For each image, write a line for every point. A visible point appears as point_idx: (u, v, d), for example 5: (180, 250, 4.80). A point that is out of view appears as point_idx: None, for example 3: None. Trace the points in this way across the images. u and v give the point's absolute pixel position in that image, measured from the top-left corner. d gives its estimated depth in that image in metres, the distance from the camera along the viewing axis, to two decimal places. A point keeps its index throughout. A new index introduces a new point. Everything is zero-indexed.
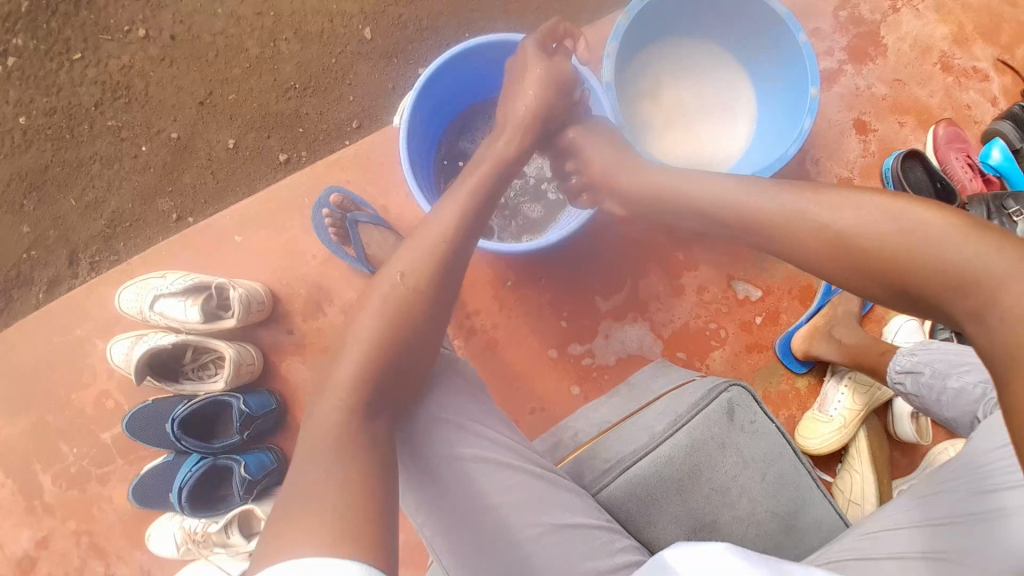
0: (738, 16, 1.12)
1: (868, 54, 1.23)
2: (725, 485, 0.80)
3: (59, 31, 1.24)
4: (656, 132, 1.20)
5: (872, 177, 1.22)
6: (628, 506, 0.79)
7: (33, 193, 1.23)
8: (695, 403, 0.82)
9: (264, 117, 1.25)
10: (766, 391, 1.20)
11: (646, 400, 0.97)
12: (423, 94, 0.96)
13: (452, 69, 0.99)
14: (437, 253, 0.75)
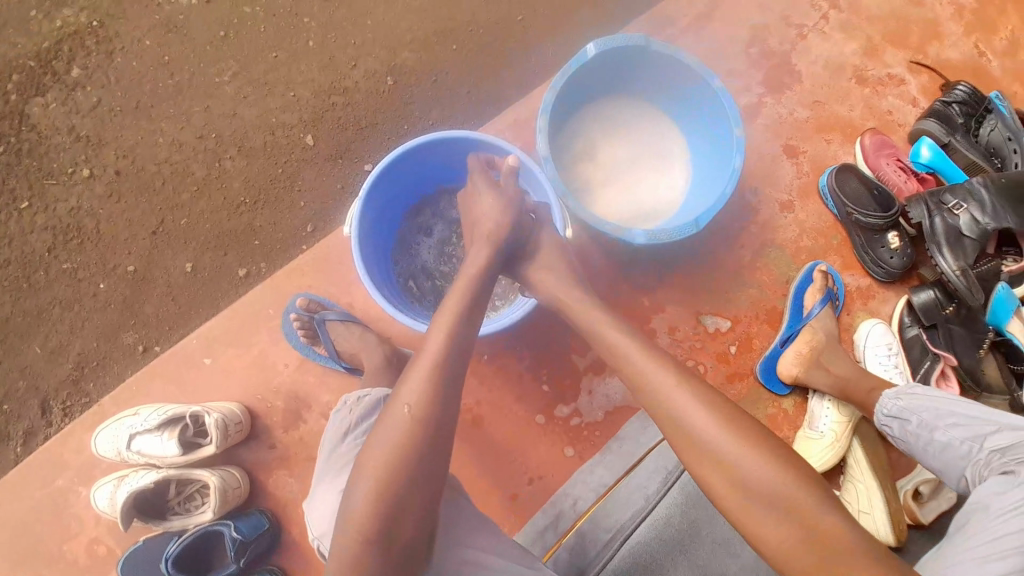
0: (657, 73, 1.18)
1: (784, 83, 1.30)
2: (725, 539, 0.83)
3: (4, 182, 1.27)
4: (597, 189, 1.25)
5: (811, 196, 1.26)
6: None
7: None
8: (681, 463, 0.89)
9: (218, 237, 1.26)
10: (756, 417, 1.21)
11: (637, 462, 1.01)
12: (371, 194, 0.99)
13: (397, 167, 1.02)
14: (432, 372, 0.73)
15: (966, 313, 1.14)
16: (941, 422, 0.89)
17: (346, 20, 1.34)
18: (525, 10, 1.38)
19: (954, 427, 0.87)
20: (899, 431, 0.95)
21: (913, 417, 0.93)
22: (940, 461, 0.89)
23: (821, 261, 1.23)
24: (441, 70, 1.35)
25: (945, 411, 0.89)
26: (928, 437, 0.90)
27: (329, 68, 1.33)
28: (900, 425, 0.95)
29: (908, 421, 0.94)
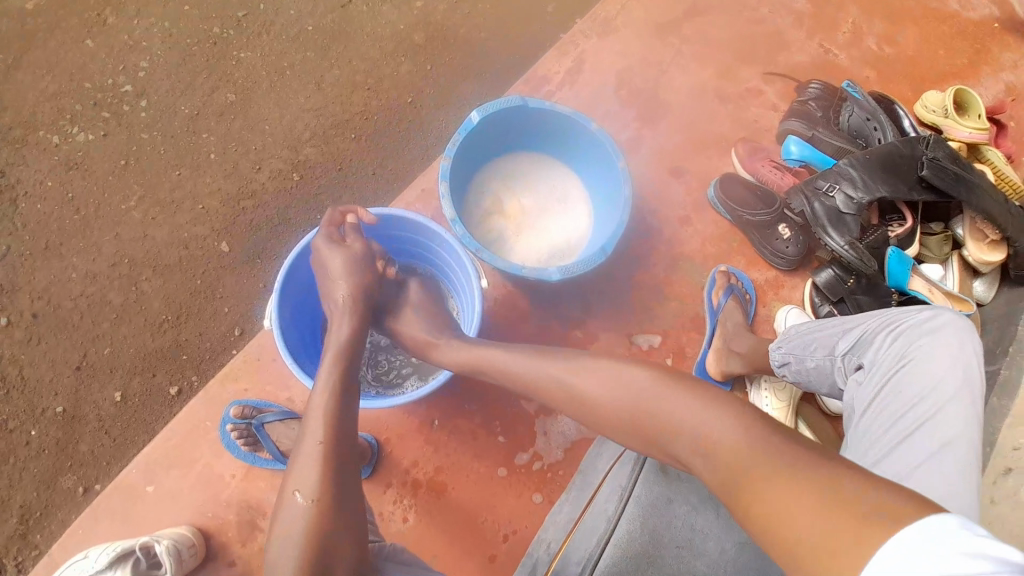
0: (538, 125, 1.26)
1: (656, 114, 1.42)
2: (687, 538, 0.82)
3: None
4: (511, 240, 1.29)
5: (704, 208, 1.36)
6: None
7: None
8: (632, 473, 0.88)
9: (145, 360, 1.24)
10: None
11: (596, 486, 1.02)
12: (287, 286, 1.01)
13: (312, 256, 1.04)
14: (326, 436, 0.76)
15: (871, 281, 1.22)
16: (809, 351, 1.06)
17: (242, 130, 1.39)
18: (412, 90, 1.46)
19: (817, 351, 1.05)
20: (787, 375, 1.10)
21: (790, 359, 1.09)
22: (823, 384, 1.06)
23: (724, 264, 1.33)
24: (342, 158, 1.40)
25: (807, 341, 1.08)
26: (805, 370, 1.07)
27: (232, 176, 1.36)
28: (786, 370, 1.10)
29: (789, 364, 1.10)
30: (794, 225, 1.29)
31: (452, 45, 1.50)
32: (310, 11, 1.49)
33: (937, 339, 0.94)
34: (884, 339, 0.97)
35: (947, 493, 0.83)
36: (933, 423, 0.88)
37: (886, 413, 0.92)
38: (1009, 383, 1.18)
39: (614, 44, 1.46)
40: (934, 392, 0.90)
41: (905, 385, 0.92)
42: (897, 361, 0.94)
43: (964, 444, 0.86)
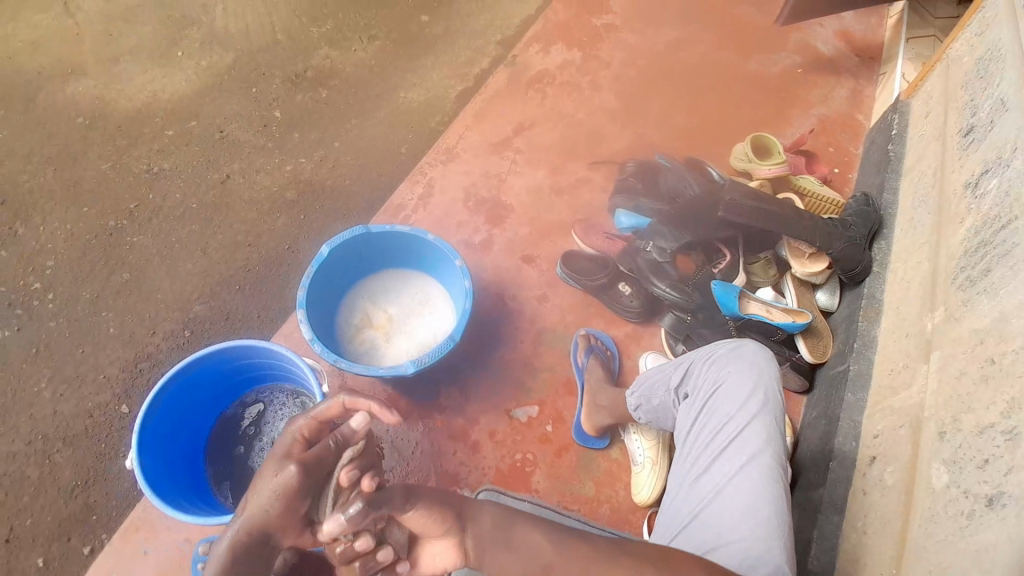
0: (387, 244, 1.42)
1: (502, 214, 1.61)
2: None
3: None
4: (383, 348, 1.41)
5: (559, 283, 1.50)
6: None
7: None
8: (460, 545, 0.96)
9: (62, 525, 1.30)
10: (595, 478, 1.28)
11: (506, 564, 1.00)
12: (156, 417, 1.11)
13: (167, 398, 1.13)
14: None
15: (708, 312, 1.31)
16: (651, 392, 1.09)
17: (136, 302, 1.54)
18: (289, 238, 1.64)
19: (657, 391, 1.08)
20: (641, 417, 1.13)
21: (639, 402, 1.12)
22: (669, 419, 1.08)
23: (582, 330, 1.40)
24: (229, 309, 1.54)
25: (650, 382, 1.10)
26: (651, 408, 1.10)
27: (130, 344, 1.49)
28: (639, 413, 1.13)
29: (640, 407, 1.12)
30: (631, 281, 1.41)
31: (322, 196, 1.72)
32: (193, 192, 1.71)
33: (746, 361, 0.97)
34: (703, 368, 1.00)
35: (746, 509, 0.84)
36: (737, 441, 0.90)
37: (700, 436, 0.94)
38: (858, 376, 1.23)
39: (458, 166, 1.67)
40: (740, 410, 0.92)
41: (717, 408, 0.94)
42: (712, 386, 0.97)
43: (764, 460, 0.88)
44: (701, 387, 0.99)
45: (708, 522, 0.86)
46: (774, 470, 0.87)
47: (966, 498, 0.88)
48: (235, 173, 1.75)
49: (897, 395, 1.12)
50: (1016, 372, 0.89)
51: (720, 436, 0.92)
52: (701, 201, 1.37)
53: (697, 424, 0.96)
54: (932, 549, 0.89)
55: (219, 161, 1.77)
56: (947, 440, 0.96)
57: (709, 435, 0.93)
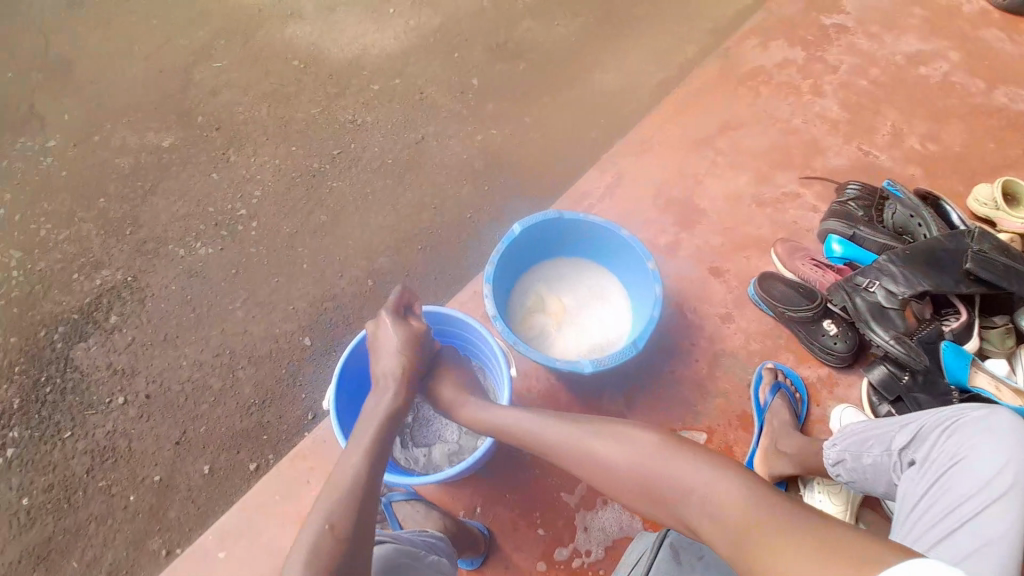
0: (578, 235, 1.40)
1: (694, 220, 1.54)
2: None
3: (50, 416, 1.44)
4: (553, 337, 1.39)
5: (746, 305, 1.42)
6: None
7: (40, 564, 1.30)
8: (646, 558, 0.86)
9: (240, 438, 1.41)
10: None
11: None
12: (354, 362, 1.15)
13: (366, 347, 1.17)
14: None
15: (928, 375, 1.16)
16: (864, 447, 1.00)
17: (327, 245, 1.62)
18: (473, 207, 1.66)
19: (873, 448, 0.99)
20: (843, 474, 1.04)
21: (845, 456, 1.04)
22: (881, 483, 0.98)
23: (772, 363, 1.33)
24: (409, 267, 1.58)
25: (863, 437, 1.02)
26: (860, 467, 1.01)
27: (317, 283, 1.57)
28: (842, 469, 1.04)
29: (845, 462, 1.04)
30: (839, 319, 1.30)
31: (510, 169, 1.72)
32: (390, 147, 1.77)
33: (999, 436, 0.86)
34: (940, 435, 0.91)
35: None
36: (978, 520, 0.79)
37: (931, 508, 0.85)
38: None
39: (653, 163, 1.61)
40: (984, 488, 0.81)
41: (954, 481, 0.85)
42: (951, 456, 0.87)
43: (1009, 546, 0.75)
44: (936, 456, 0.90)
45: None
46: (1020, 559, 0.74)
47: None
48: (430, 135, 1.79)
49: None
50: None
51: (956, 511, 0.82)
52: (941, 245, 1.20)
53: (927, 495, 0.87)
54: None
55: (417, 121, 1.81)
56: None
57: (944, 508, 0.83)
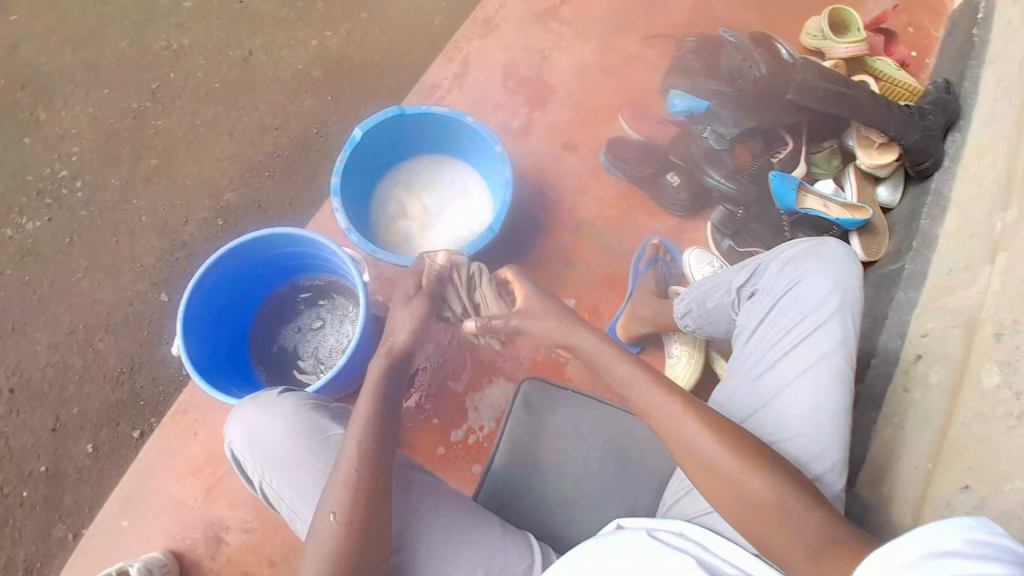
0: (425, 129, 1.35)
1: (543, 98, 1.52)
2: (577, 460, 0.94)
3: None
4: (417, 240, 1.38)
5: (600, 174, 1.46)
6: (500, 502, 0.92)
7: None
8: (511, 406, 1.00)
9: (121, 407, 1.36)
10: None
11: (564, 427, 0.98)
12: (213, 279, 1.13)
13: (228, 265, 1.14)
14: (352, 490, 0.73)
15: (760, 207, 1.28)
16: (708, 293, 1.04)
17: (167, 190, 1.51)
18: (316, 122, 1.57)
19: (715, 292, 1.02)
20: (691, 322, 1.10)
21: (694, 304, 1.08)
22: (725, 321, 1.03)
23: (657, 238, 1.38)
24: (260, 198, 1.51)
25: (709, 285, 1.05)
26: (708, 312, 1.05)
27: (163, 232, 1.48)
28: (690, 318, 1.09)
29: (694, 309, 1.08)
30: (681, 171, 1.36)
31: (349, 74, 1.61)
32: (215, 71, 1.62)
33: (828, 260, 0.87)
34: (776, 264, 0.91)
35: (806, 414, 0.79)
36: (804, 344, 0.82)
37: (763, 336, 0.87)
38: (913, 276, 1.15)
39: (496, 46, 1.55)
40: (815, 310, 0.84)
41: (788, 307, 0.86)
42: (785, 283, 0.88)
43: (836, 363, 0.81)
44: (770, 284, 0.90)
45: (766, 420, 0.82)
46: (847, 374, 0.81)
47: (1018, 401, 0.87)
48: (257, 49, 1.65)
49: (952, 294, 1.06)
50: None
51: (786, 339, 0.84)
52: (772, 80, 1.30)
53: (759, 323, 0.89)
54: (973, 448, 0.89)
55: (240, 37, 1.66)
56: (1003, 342, 0.93)
57: (775, 336, 0.85)
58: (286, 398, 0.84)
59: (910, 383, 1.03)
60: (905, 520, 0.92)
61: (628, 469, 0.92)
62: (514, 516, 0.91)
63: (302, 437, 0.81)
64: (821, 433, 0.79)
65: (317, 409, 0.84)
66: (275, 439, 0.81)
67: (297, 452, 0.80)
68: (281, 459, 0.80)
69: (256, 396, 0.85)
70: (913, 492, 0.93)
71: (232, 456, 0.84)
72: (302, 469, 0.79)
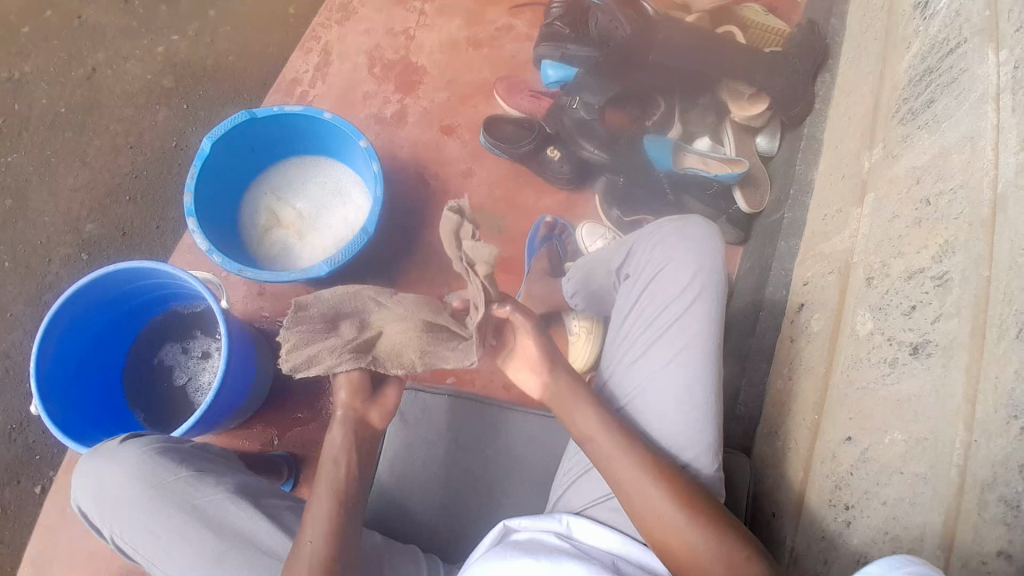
0: (285, 130, 1.27)
1: (414, 81, 1.45)
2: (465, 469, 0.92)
3: None
4: (296, 247, 1.30)
5: (482, 155, 1.42)
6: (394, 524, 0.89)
7: None
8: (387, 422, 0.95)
9: (20, 465, 1.29)
10: None
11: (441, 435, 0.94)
12: (68, 319, 1.07)
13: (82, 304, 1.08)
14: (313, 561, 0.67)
15: (641, 174, 1.31)
16: (588, 275, 1.02)
17: (24, 229, 1.42)
18: (175, 133, 1.48)
19: (595, 275, 1.01)
20: (577, 305, 1.08)
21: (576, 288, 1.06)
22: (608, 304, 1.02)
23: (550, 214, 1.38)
24: (124, 223, 1.42)
25: (588, 266, 1.03)
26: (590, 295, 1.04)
27: (25, 277, 1.39)
28: (575, 301, 1.07)
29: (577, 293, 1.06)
30: (560, 145, 1.34)
31: (205, 79, 1.51)
32: (60, 96, 1.52)
33: (691, 240, 0.88)
34: (646, 249, 0.92)
35: (680, 396, 0.79)
36: (676, 326, 0.83)
37: (638, 321, 0.87)
38: (792, 223, 1.21)
39: (359, 30, 1.46)
40: (680, 293, 0.84)
41: (657, 291, 0.87)
42: (653, 268, 0.89)
43: (701, 347, 0.81)
44: (641, 268, 0.91)
45: (641, 410, 0.82)
46: (712, 356, 0.81)
47: (890, 346, 0.87)
48: (101, 64, 1.53)
49: (828, 241, 1.08)
50: (951, 213, 0.84)
51: (659, 321, 0.84)
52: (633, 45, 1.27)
53: (635, 308, 0.89)
54: (852, 396, 0.91)
55: (82, 53, 1.54)
56: (875, 286, 0.93)
57: (648, 320, 0.86)
58: (127, 446, 0.76)
59: (795, 333, 1.09)
60: (797, 470, 0.97)
61: (512, 465, 0.93)
62: (412, 533, 0.89)
63: (142, 486, 0.72)
64: (691, 417, 0.79)
65: (165, 453, 0.76)
66: (119, 495, 0.72)
67: (144, 504, 0.71)
68: (131, 512, 0.71)
69: (97, 447, 0.77)
70: (801, 440, 0.99)
71: (80, 511, 0.76)
72: (152, 525, 0.70)
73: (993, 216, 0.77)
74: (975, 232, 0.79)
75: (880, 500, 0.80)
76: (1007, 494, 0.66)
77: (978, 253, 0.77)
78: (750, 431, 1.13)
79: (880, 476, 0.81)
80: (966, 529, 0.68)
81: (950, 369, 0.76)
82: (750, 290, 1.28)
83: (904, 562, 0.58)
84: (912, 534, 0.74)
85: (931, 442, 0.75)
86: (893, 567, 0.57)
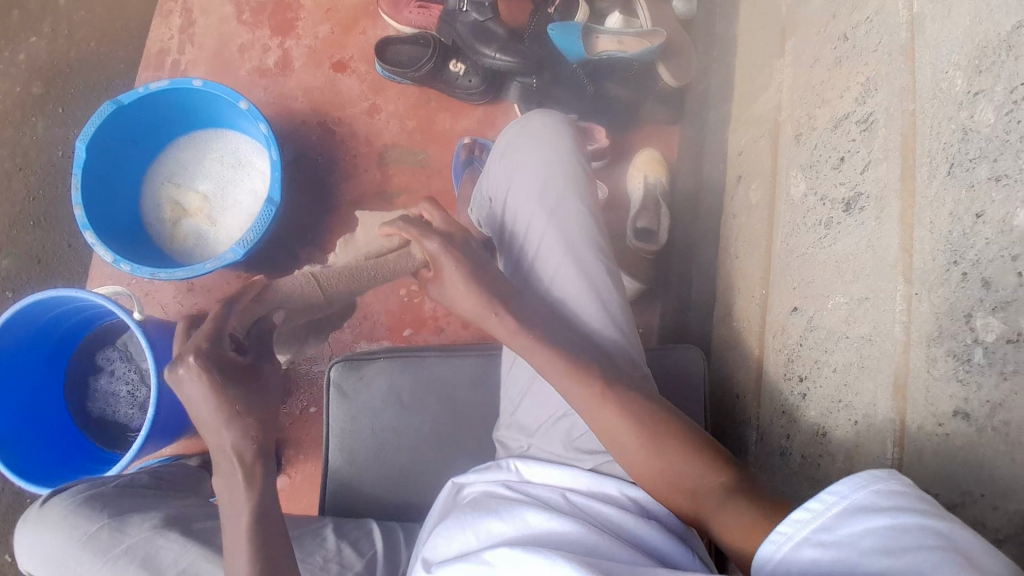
0: (161, 109, 1.17)
1: (292, 22, 1.32)
2: (413, 431, 0.90)
3: None
4: (210, 231, 1.23)
5: (385, 87, 1.31)
6: (356, 503, 0.89)
7: None
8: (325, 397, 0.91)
9: (8, 517, 1.32)
10: None
11: (381, 399, 0.91)
12: None
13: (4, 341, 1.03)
14: None
15: (552, 70, 1.19)
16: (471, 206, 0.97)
17: None
18: (59, 141, 1.37)
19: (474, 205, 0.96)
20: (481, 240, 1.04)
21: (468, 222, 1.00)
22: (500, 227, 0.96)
23: (468, 136, 1.29)
24: (38, 251, 1.34)
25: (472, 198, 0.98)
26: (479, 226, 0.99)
27: None
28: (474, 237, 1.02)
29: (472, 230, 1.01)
30: (463, 57, 1.22)
31: (70, 72, 1.38)
32: None
33: (537, 141, 0.84)
34: (499, 165, 0.88)
35: (570, 309, 0.78)
36: (546, 239, 0.80)
37: (514, 243, 0.84)
38: (721, 87, 1.13)
39: None
40: (541, 201, 0.81)
41: (517, 207, 0.83)
42: (509, 180, 0.85)
43: (574, 249, 0.79)
44: (500, 186, 0.87)
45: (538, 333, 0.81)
46: (594, 250, 0.80)
47: (823, 206, 0.82)
48: None
49: (757, 101, 1.01)
50: (868, 47, 0.76)
51: (531, 237, 0.81)
52: None
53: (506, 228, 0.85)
54: (794, 263, 0.87)
55: None
56: (804, 142, 0.87)
57: (522, 238, 0.83)
58: (52, 507, 0.83)
59: (737, 209, 1.04)
60: (756, 349, 0.95)
61: (464, 414, 0.91)
62: (377, 504, 0.88)
63: (73, 537, 0.80)
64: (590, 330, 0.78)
65: (85, 504, 0.83)
66: (57, 549, 0.80)
67: (80, 551, 0.79)
68: (70, 562, 0.79)
69: (26, 517, 0.85)
70: (759, 317, 0.95)
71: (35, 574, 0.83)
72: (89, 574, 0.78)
73: (911, 40, 0.69)
74: (895, 63, 0.71)
75: (831, 368, 0.77)
76: (955, 348, 0.61)
77: (900, 85, 0.70)
78: (709, 318, 1.10)
79: (828, 343, 0.78)
80: (916, 389, 0.65)
81: (883, 220, 0.71)
82: (691, 170, 1.21)
83: (864, 478, 0.55)
84: (864, 401, 0.71)
85: (873, 301, 0.71)
86: (853, 489, 0.54)
